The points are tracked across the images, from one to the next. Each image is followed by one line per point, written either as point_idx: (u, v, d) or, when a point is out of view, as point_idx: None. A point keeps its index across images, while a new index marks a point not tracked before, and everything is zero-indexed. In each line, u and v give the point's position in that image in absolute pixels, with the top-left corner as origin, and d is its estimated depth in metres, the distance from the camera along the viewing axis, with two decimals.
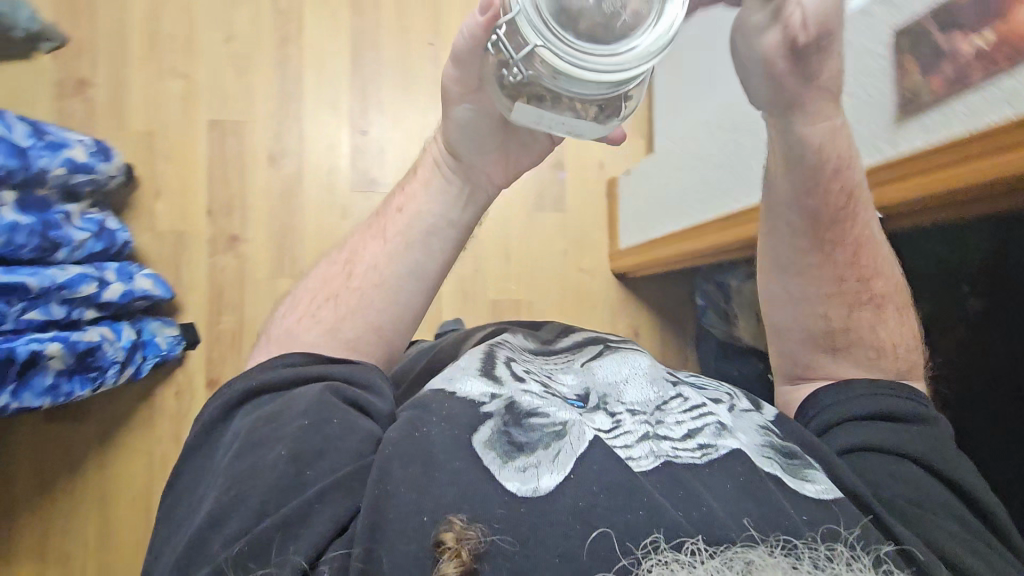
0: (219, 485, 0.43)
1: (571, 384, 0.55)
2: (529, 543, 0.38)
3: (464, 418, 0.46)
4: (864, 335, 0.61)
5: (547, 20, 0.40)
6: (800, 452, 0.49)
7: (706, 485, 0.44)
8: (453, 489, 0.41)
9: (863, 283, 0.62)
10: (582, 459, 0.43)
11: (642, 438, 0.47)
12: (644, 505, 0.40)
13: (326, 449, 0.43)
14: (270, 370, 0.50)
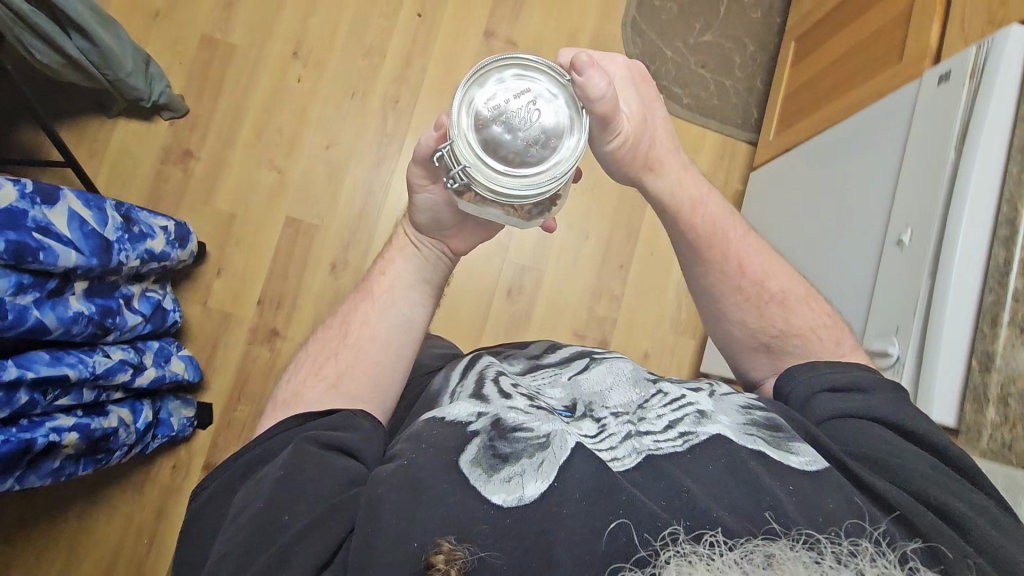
0: (217, 539, 0.43)
1: (558, 396, 0.57)
2: (522, 559, 0.40)
3: (453, 443, 0.47)
4: (779, 327, 0.63)
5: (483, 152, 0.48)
6: (784, 425, 0.51)
7: (691, 473, 0.46)
8: (446, 508, 0.42)
9: (764, 287, 0.64)
10: (566, 465, 0.45)
11: (625, 438, 0.49)
12: (623, 501, 0.42)
13: (305, 494, 0.44)
14: (271, 436, 0.50)
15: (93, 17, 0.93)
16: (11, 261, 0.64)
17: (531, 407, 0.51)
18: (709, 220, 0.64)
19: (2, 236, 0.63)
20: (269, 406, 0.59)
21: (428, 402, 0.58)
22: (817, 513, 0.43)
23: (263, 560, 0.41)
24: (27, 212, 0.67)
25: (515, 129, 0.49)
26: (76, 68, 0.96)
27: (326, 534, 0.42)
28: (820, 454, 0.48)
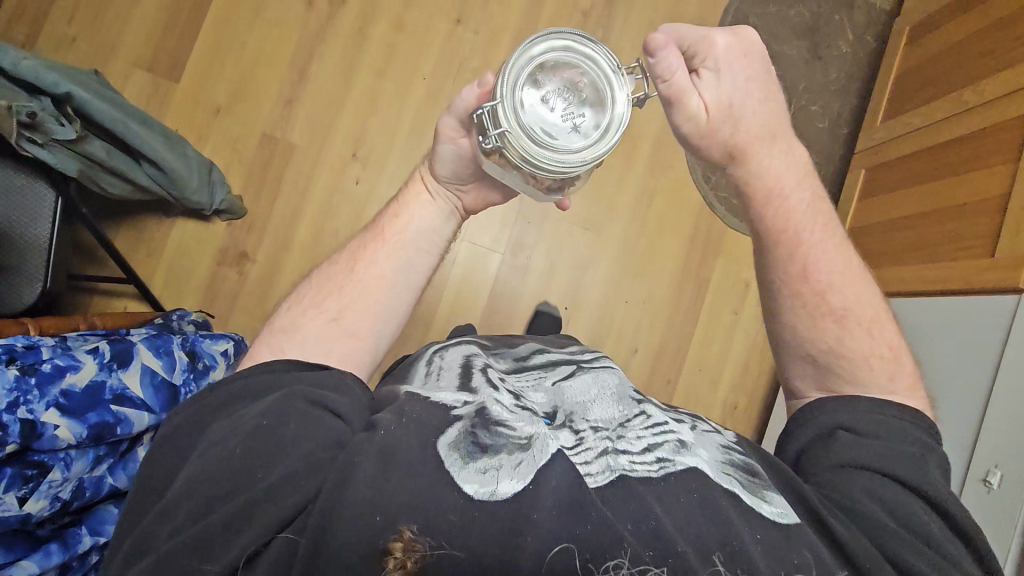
0: (184, 472, 0.42)
1: (539, 400, 0.54)
2: (483, 555, 0.40)
3: (433, 422, 0.46)
4: (830, 344, 0.57)
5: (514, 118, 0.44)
6: (758, 468, 0.49)
7: (663, 502, 0.44)
8: (416, 488, 0.41)
9: (826, 298, 0.58)
10: (543, 469, 0.43)
11: (601, 454, 0.47)
12: (592, 518, 0.41)
13: (280, 452, 0.42)
14: (257, 372, 0.48)
15: (165, 145, 0.84)
16: (90, 442, 0.60)
17: (517, 407, 0.50)
18: (789, 217, 0.57)
19: (82, 420, 0.59)
20: (263, 329, 0.58)
21: (410, 372, 0.56)
22: (779, 563, 0.43)
23: (226, 503, 0.40)
24: (104, 382, 0.63)
25: (564, 103, 0.45)
26: (146, 193, 0.89)
27: (294, 490, 0.40)
28: (793, 501, 0.47)
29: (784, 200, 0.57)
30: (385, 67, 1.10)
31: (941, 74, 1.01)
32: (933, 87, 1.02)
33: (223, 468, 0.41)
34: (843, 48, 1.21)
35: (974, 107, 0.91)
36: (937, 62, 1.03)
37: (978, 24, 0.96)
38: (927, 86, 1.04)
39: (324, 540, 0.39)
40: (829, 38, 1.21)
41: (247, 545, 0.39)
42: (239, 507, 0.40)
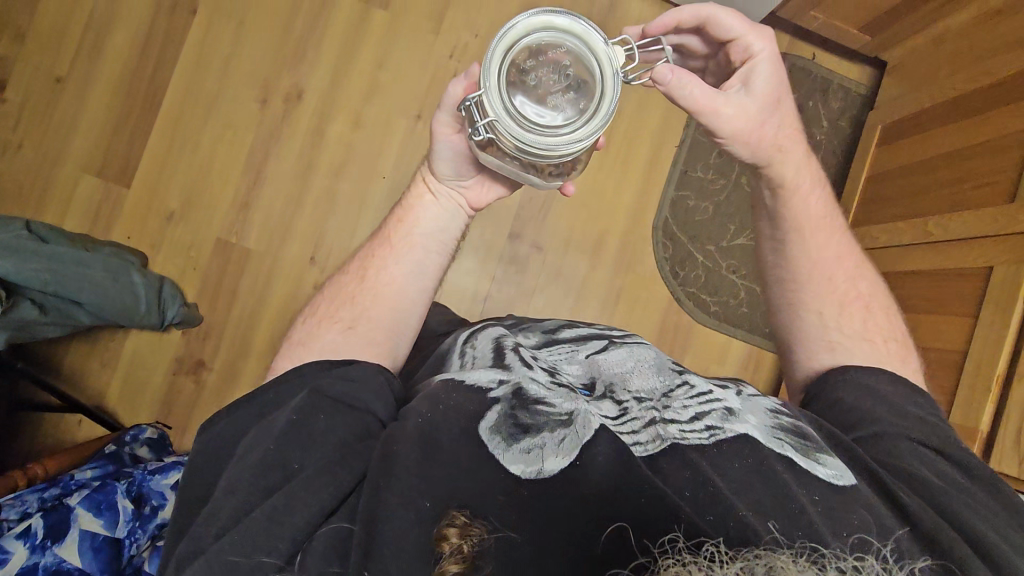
0: (225, 474, 0.41)
1: (575, 371, 0.54)
2: (535, 534, 0.38)
3: (475, 405, 0.45)
4: (855, 326, 0.57)
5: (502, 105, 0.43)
6: (808, 431, 0.48)
7: (714, 467, 0.44)
8: (465, 474, 0.41)
9: (847, 286, 0.59)
10: (589, 445, 0.43)
11: (649, 423, 0.47)
12: (646, 492, 0.40)
13: (314, 447, 0.41)
14: (286, 375, 0.47)
15: (110, 282, 0.85)
16: None
17: (554, 384, 0.49)
18: (812, 208, 0.59)
19: None
20: (280, 348, 0.56)
21: (445, 359, 0.56)
22: (840, 525, 0.41)
23: (274, 499, 0.39)
24: (37, 563, 0.67)
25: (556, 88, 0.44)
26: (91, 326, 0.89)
27: (342, 481, 0.40)
28: (845, 465, 0.46)
29: (810, 196, 0.59)
30: (346, 164, 1.04)
31: (911, 158, 0.93)
32: (903, 175, 0.93)
33: (268, 462, 0.40)
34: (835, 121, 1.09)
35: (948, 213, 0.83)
36: (907, 148, 0.94)
37: (950, 113, 0.87)
38: (897, 173, 0.95)
39: (380, 525, 0.38)
40: (801, 128, 1.07)
41: (301, 537, 0.38)
42: (287, 500, 0.38)
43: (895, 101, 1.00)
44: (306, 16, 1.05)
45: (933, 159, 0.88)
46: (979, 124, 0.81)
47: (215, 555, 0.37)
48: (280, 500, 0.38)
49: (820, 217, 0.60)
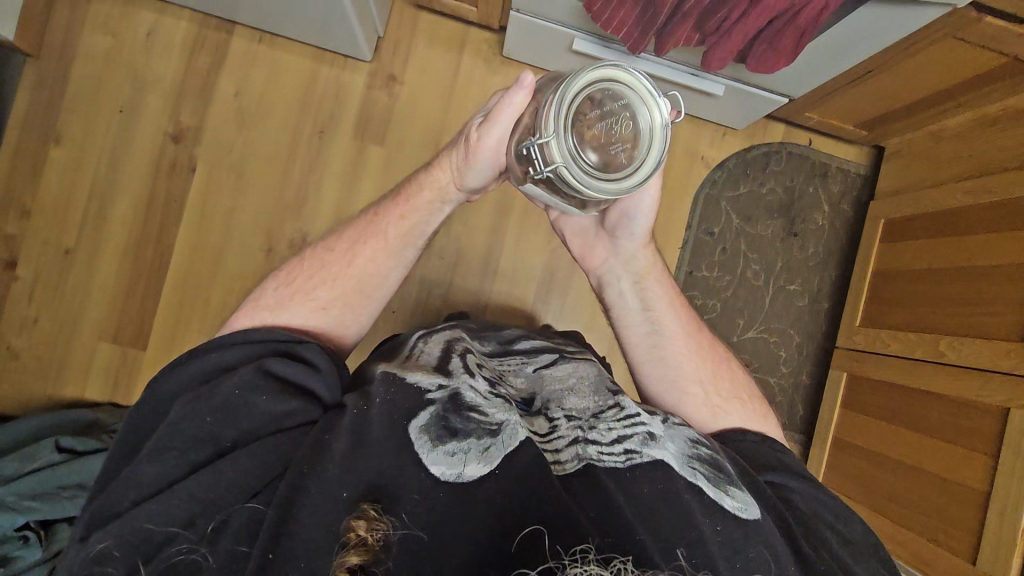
0: (156, 435, 0.43)
1: (518, 384, 0.56)
2: (443, 533, 0.40)
3: (405, 403, 0.46)
4: (727, 387, 0.64)
5: (568, 149, 0.40)
6: (722, 464, 0.51)
7: (625, 489, 0.45)
8: (382, 464, 0.42)
9: (714, 356, 0.67)
10: (510, 456, 0.44)
11: (571, 442, 0.48)
12: (554, 504, 0.42)
13: (248, 425, 0.43)
14: (233, 345, 0.47)
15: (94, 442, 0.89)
16: None
17: (490, 394, 0.50)
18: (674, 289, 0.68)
19: None
20: (244, 302, 0.56)
21: (393, 356, 0.56)
22: (733, 557, 0.44)
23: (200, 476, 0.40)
24: None
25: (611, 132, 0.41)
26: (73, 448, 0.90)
27: (272, 465, 0.42)
28: (753, 498, 0.48)
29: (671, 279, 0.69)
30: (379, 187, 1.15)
31: (920, 270, 1.01)
32: (909, 284, 1.02)
33: (202, 439, 0.42)
34: (820, 221, 1.20)
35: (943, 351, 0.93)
36: (915, 256, 1.03)
37: (952, 228, 0.96)
38: (905, 276, 1.04)
39: (295, 512, 0.39)
40: (805, 213, 1.20)
41: (218, 514, 0.39)
42: (214, 479, 0.40)
43: (898, 198, 1.10)
44: (321, 139, 1.15)
45: (937, 274, 0.97)
46: (981, 249, 0.91)
47: (139, 525, 0.39)
48: (205, 482, 0.40)
49: (666, 301, 0.67)
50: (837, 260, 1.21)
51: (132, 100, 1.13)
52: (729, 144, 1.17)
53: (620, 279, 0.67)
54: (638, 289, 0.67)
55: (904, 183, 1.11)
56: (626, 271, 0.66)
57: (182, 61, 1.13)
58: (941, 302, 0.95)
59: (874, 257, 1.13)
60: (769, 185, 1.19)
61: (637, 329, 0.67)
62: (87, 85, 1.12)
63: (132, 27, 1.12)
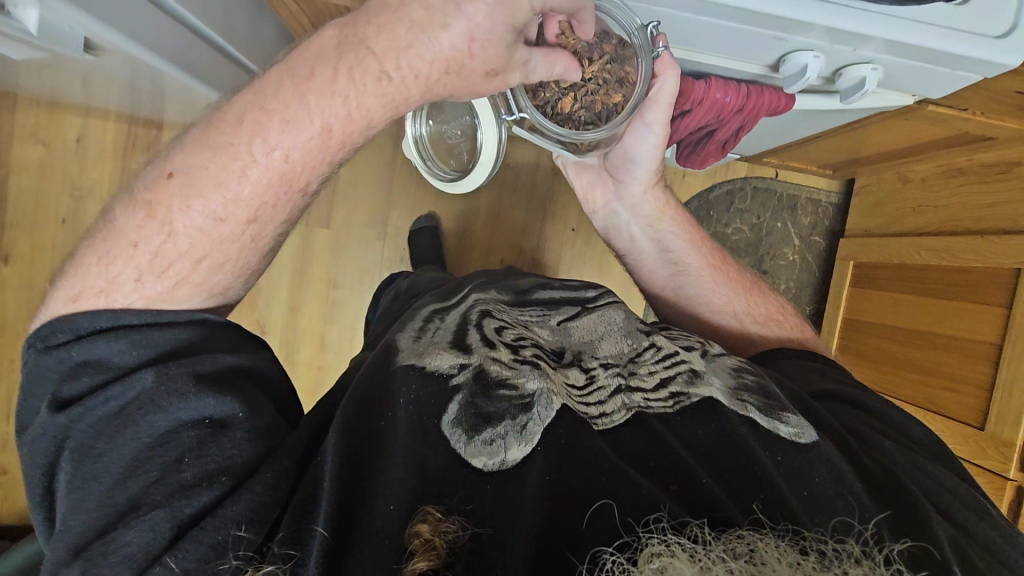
0: (103, 484, 0.39)
1: (547, 337, 0.54)
2: (503, 521, 0.37)
3: (432, 399, 0.44)
4: (759, 308, 0.71)
5: (538, 118, 0.56)
6: (772, 390, 0.50)
7: (677, 433, 0.45)
8: (407, 478, 0.39)
9: (743, 278, 0.74)
10: (548, 431, 0.42)
11: (615, 391, 0.47)
12: (608, 472, 0.40)
13: (204, 442, 0.41)
14: (47, 351, 0.43)
15: None
16: None
17: (516, 360, 0.48)
18: (693, 225, 0.75)
19: None
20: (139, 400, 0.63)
21: (411, 320, 0.56)
22: (799, 483, 0.42)
23: (145, 500, 0.39)
24: None
25: (607, 75, 0.56)
26: None
27: (234, 465, 0.41)
28: (807, 422, 0.48)
29: (688, 219, 0.75)
30: (376, 258, 1.18)
31: (878, 317, 1.19)
32: (884, 335, 1.16)
33: (124, 452, 0.40)
34: (788, 254, 1.40)
35: (914, 373, 1.08)
36: (889, 308, 1.16)
37: (910, 286, 1.11)
38: (882, 326, 1.18)
39: (360, 520, 0.37)
40: (774, 249, 1.39)
41: (191, 517, 0.38)
42: (161, 493, 0.39)
43: (869, 244, 1.25)
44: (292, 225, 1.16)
45: (911, 329, 1.09)
46: (936, 312, 1.04)
47: (99, 565, 0.37)
48: (161, 498, 0.39)
49: (685, 238, 0.73)
50: (808, 289, 1.42)
51: (73, 212, 1.09)
52: (681, 186, 1.34)
53: (630, 225, 0.75)
54: (659, 233, 0.73)
55: (872, 228, 1.26)
56: (634, 219, 0.74)
57: (116, 168, 1.09)
58: (905, 337, 1.11)
59: (846, 294, 1.32)
60: (734, 225, 1.37)
61: (657, 269, 0.74)
62: (26, 229, 1.08)
63: (57, 149, 1.07)
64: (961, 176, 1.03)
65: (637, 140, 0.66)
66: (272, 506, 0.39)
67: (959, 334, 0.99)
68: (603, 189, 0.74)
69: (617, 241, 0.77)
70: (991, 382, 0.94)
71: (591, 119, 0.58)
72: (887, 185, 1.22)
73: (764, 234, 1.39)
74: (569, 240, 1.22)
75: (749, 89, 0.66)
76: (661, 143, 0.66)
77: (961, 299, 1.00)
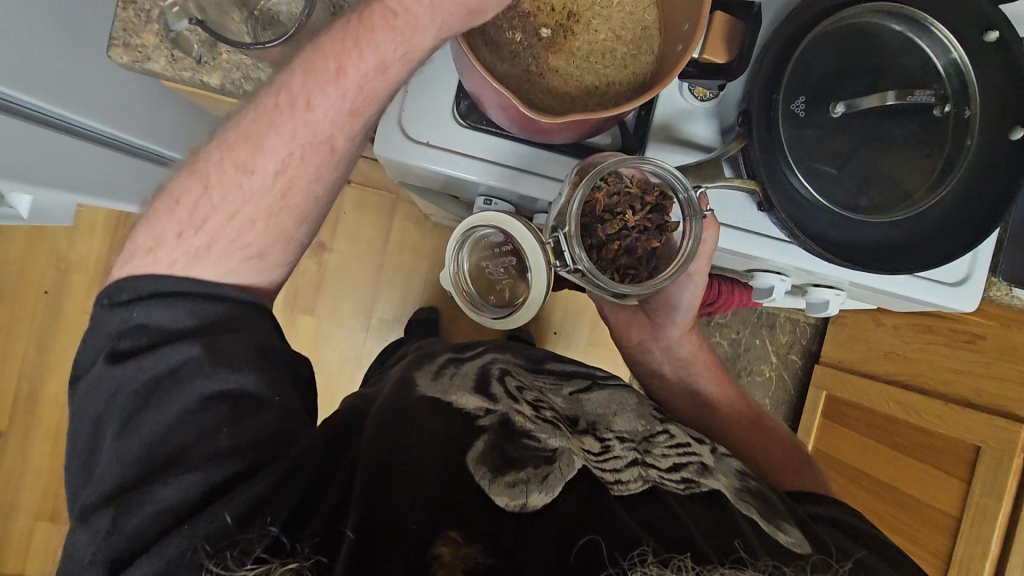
0: (145, 438, 0.44)
1: (562, 404, 0.58)
2: (513, 561, 0.40)
3: (461, 434, 0.47)
4: (779, 445, 0.78)
5: (589, 267, 0.56)
6: (762, 490, 0.55)
7: (683, 505, 0.48)
8: (433, 495, 0.42)
9: (761, 421, 0.82)
10: (570, 486, 0.45)
11: (632, 462, 0.51)
12: (621, 527, 0.43)
13: (239, 414, 0.46)
14: (112, 306, 0.48)
15: None
16: None
17: (539, 418, 0.52)
18: (717, 369, 0.85)
19: None
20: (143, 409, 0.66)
21: (427, 364, 0.59)
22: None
23: (185, 459, 0.44)
24: None
25: (648, 223, 0.59)
26: None
27: (259, 444, 0.46)
28: (801, 534, 0.50)
29: (710, 363, 0.85)
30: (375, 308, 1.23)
31: (838, 453, 1.25)
32: (852, 480, 1.19)
33: (163, 418, 0.45)
34: (765, 370, 1.44)
35: (877, 517, 1.12)
36: (854, 449, 1.21)
37: (874, 434, 1.17)
38: (839, 463, 1.23)
39: (388, 532, 0.40)
40: (751, 364, 1.44)
41: (218, 488, 0.43)
42: (200, 457, 0.44)
43: (842, 378, 1.29)
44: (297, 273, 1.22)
45: (879, 480, 1.13)
46: (892, 462, 1.12)
47: (133, 512, 0.42)
48: (198, 462, 0.43)
49: (707, 375, 0.84)
50: (783, 407, 1.46)
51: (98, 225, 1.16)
52: None
53: (662, 364, 0.84)
54: (688, 370, 0.83)
55: (848, 361, 1.31)
56: (665, 354, 0.84)
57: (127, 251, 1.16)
58: (864, 482, 1.16)
59: (817, 429, 1.34)
60: (715, 337, 1.43)
61: (680, 399, 0.83)
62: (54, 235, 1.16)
63: None
64: (930, 334, 1.11)
65: (682, 289, 0.74)
66: (292, 491, 0.44)
67: (923, 499, 1.05)
68: (639, 327, 0.84)
69: (645, 372, 0.86)
70: (949, 556, 0.99)
71: (633, 264, 0.60)
72: (859, 325, 1.28)
73: (743, 349, 1.44)
74: (564, 319, 1.27)
75: (719, 287, 0.84)
76: (697, 295, 0.75)
77: (928, 465, 1.06)
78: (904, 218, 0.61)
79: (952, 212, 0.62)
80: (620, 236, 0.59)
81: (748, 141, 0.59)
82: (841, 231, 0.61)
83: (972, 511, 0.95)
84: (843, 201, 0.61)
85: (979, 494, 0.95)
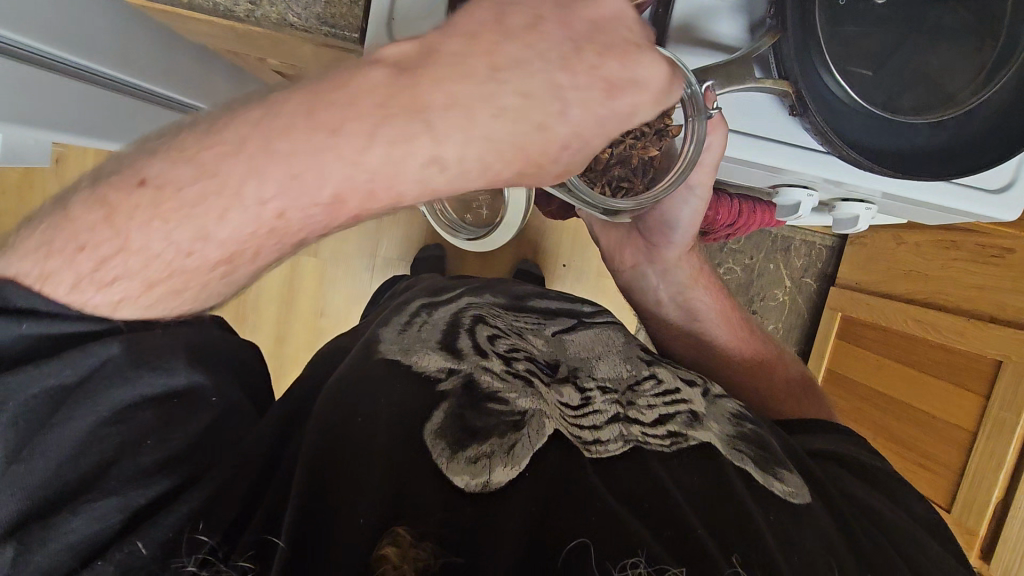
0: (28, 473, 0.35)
1: (542, 348, 0.52)
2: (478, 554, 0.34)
3: (416, 404, 0.42)
4: (778, 376, 0.73)
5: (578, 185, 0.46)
6: (762, 437, 0.49)
7: (671, 469, 0.43)
8: (377, 482, 0.37)
9: (762, 347, 0.76)
10: (538, 457, 0.40)
11: (613, 419, 0.45)
12: (597, 509, 0.37)
13: (169, 421, 0.39)
14: None
15: None
16: None
17: (508, 373, 0.45)
18: (720, 290, 0.78)
19: None
20: None
21: (395, 315, 0.54)
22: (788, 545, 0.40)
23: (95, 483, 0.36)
24: None
25: (647, 128, 0.50)
26: None
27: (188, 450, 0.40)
28: (800, 479, 0.46)
29: (712, 284, 0.77)
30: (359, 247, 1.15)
31: (842, 370, 1.19)
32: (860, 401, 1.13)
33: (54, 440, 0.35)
34: (778, 296, 1.35)
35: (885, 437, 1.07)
36: (860, 366, 1.14)
37: (883, 350, 1.10)
38: (845, 381, 1.18)
39: (329, 528, 0.35)
40: (764, 291, 1.34)
41: (136, 509, 0.37)
42: (116, 479, 0.37)
43: (851, 298, 1.18)
44: None
45: (887, 398, 1.08)
46: (903, 378, 1.05)
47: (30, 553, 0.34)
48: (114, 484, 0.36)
49: (708, 300, 0.76)
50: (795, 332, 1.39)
51: None
52: None
53: (657, 290, 0.76)
54: (687, 296, 0.76)
55: (867, 283, 1.17)
56: (661, 280, 0.75)
57: None
58: (873, 399, 1.11)
59: (823, 347, 1.24)
60: (725, 265, 1.32)
61: (678, 329, 0.77)
62: None
63: None
64: (955, 252, 1.00)
65: (680, 205, 0.64)
66: (235, 502, 0.39)
67: (934, 417, 1.00)
68: (633, 249, 0.75)
69: (641, 299, 0.79)
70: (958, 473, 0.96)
71: (627, 176, 0.51)
72: (883, 243, 1.13)
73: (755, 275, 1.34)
74: (560, 247, 1.18)
75: (738, 208, 0.71)
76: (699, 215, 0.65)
77: (939, 380, 1.00)
78: (949, 118, 0.51)
79: (1002, 111, 0.51)
80: (613, 150, 0.49)
81: (783, 34, 0.47)
82: (873, 141, 0.50)
83: (988, 429, 0.91)
84: (890, 103, 0.50)
85: (994, 413, 0.90)
